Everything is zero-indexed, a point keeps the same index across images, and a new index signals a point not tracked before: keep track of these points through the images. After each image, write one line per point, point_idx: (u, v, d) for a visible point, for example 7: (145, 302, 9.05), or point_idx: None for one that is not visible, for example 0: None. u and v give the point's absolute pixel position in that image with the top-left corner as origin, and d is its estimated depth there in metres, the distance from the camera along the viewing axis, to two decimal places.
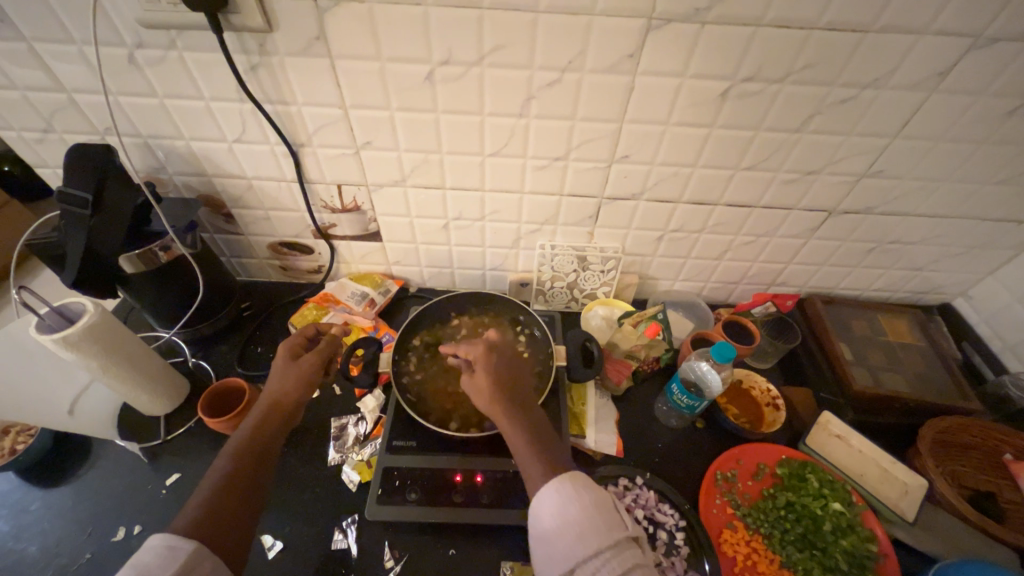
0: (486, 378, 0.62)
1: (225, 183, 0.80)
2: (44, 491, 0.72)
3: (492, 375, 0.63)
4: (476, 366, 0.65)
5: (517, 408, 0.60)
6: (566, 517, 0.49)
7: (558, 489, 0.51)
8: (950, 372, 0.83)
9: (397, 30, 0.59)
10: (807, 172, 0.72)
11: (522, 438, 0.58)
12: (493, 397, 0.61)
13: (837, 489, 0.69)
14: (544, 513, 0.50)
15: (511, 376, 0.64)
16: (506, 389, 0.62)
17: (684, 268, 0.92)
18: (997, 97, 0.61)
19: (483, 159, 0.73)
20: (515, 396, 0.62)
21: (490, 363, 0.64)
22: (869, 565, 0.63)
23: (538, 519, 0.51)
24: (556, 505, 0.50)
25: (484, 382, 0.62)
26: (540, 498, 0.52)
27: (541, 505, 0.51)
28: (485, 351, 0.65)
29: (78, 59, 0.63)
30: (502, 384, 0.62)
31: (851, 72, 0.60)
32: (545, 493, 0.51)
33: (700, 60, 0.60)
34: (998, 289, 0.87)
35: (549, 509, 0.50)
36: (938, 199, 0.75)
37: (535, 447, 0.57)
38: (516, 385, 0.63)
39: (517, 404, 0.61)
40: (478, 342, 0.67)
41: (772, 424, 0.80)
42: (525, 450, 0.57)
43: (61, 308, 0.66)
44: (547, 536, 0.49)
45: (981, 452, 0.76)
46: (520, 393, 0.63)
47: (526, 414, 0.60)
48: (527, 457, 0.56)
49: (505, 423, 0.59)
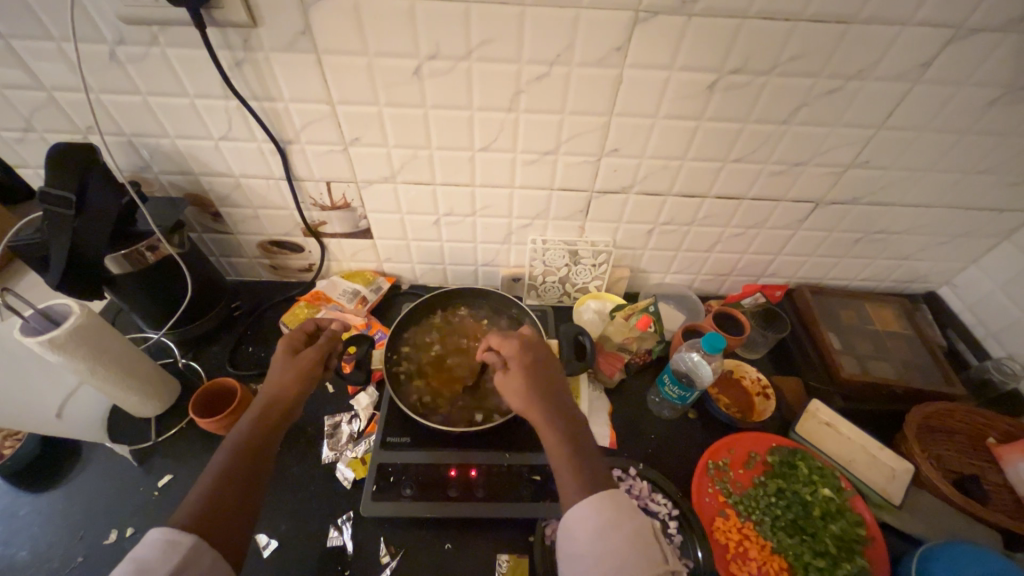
0: (520, 379, 0.63)
1: (212, 182, 0.79)
2: (33, 495, 0.71)
3: (528, 378, 0.62)
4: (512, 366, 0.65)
5: (551, 408, 0.60)
6: (604, 541, 0.48)
7: (600, 512, 0.50)
8: (935, 359, 0.84)
9: (384, 24, 0.58)
10: (794, 163, 0.73)
11: (555, 440, 0.58)
12: (527, 398, 0.61)
13: (826, 474, 0.71)
14: (581, 531, 0.50)
15: (545, 375, 0.64)
16: (540, 388, 0.62)
17: (675, 260, 0.93)
18: (978, 87, 0.62)
19: (472, 155, 0.73)
20: (550, 396, 0.62)
21: (524, 363, 0.64)
22: (857, 547, 0.64)
23: (573, 534, 0.50)
24: (597, 527, 0.50)
25: (517, 382, 0.63)
26: (572, 509, 0.52)
27: (576, 519, 0.51)
28: (520, 351, 0.65)
29: (57, 56, 0.62)
30: (536, 384, 0.62)
31: (836, 63, 0.60)
32: (584, 512, 0.51)
33: (688, 53, 0.60)
34: (981, 277, 0.89)
35: (588, 529, 0.50)
36: (922, 189, 0.76)
37: (569, 449, 0.57)
38: (552, 384, 0.63)
39: (551, 405, 0.61)
40: (513, 341, 0.67)
41: (762, 412, 0.81)
42: (557, 452, 0.57)
43: (47, 310, 0.65)
44: (580, 553, 0.49)
45: (965, 437, 0.78)
46: (556, 392, 0.62)
47: (560, 414, 0.60)
48: (560, 459, 0.57)
49: (538, 424, 0.60)
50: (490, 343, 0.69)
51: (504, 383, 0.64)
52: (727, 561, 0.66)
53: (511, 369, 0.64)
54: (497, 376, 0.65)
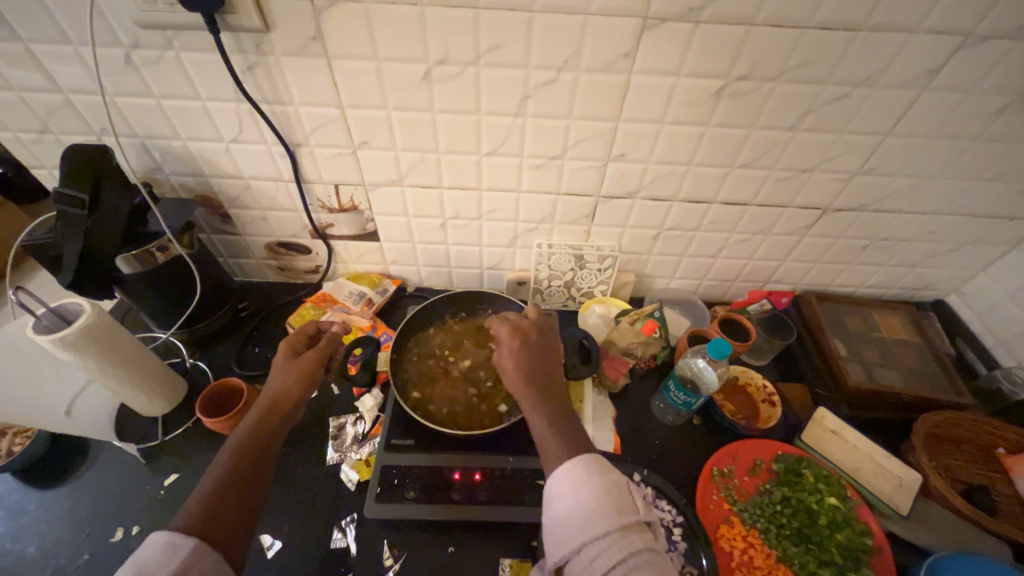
0: (510, 355, 0.64)
1: (222, 183, 0.80)
2: (41, 492, 0.72)
3: (517, 358, 0.63)
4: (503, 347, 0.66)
5: (537, 384, 0.61)
6: (577, 503, 0.48)
7: (570, 474, 0.50)
8: (944, 367, 0.83)
9: (394, 30, 0.59)
10: (801, 170, 0.73)
11: (538, 414, 0.58)
12: (514, 373, 0.62)
13: (833, 484, 0.70)
14: (556, 498, 0.50)
15: (536, 354, 0.65)
16: (528, 365, 0.63)
17: (680, 265, 0.92)
18: (987, 95, 0.62)
19: (480, 158, 0.74)
20: (538, 373, 0.62)
21: (515, 341, 0.65)
22: (864, 558, 0.63)
23: (551, 504, 0.50)
24: (568, 489, 0.49)
25: (507, 358, 0.64)
26: (550, 477, 0.52)
27: (552, 486, 0.51)
28: (512, 332, 0.66)
29: (74, 59, 0.63)
30: (524, 361, 0.63)
31: (844, 70, 0.60)
32: (556, 479, 0.51)
33: (694, 59, 0.60)
34: (990, 285, 0.88)
35: (561, 493, 0.49)
36: (930, 196, 0.76)
37: (552, 423, 0.57)
38: (541, 363, 0.64)
39: (538, 381, 0.62)
40: (508, 323, 0.68)
41: (768, 420, 0.80)
42: (540, 425, 0.57)
43: (58, 308, 0.65)
44: (558, 520, 0.49)
45: (974, 447, 0.77)
46: (544, 370, 0.63)
47: (546, 391, 0.61)
48: (541, 431, 0.57)
49: (523, 398, 0.60)
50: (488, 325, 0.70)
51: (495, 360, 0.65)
52: (732, 570, 0.66)
53: (501, 349, 0.65)
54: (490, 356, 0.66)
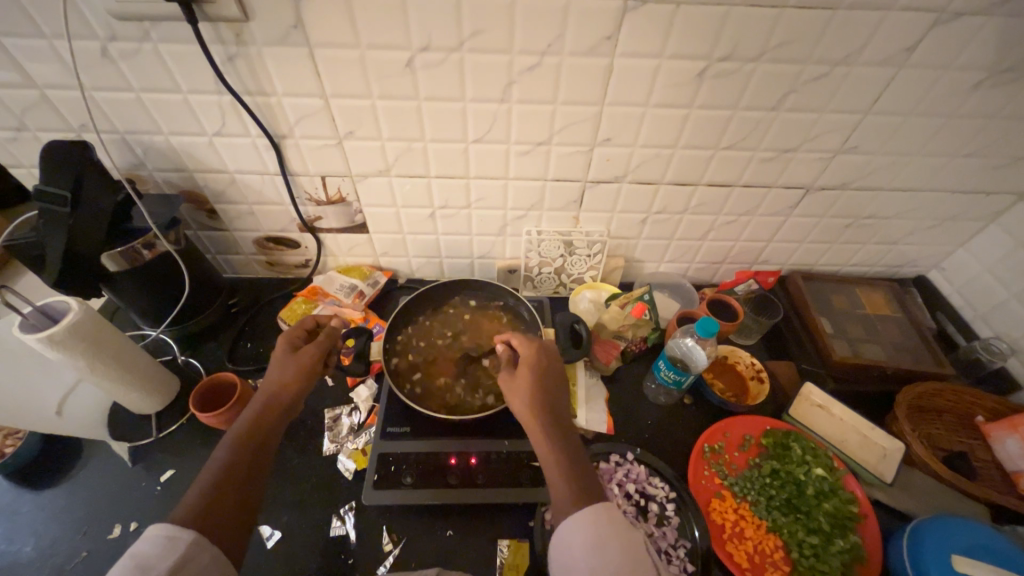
0: (528, 383, 0.63)
1: (207, 178, 0.79)
2: (35, 493, 0.71)
3: (535, 385, 0.63)
4: (522, 369, 0.65)
5: (553, 416, 0.61)
6: (600, 554, 0.48)
7: (596, 527, 0.49)
8: (925, 340, 0.86)
9: (376, 17, 0.59)
10: (782, 150, 0.74)
11: (551, 449, 0.58)
12: (530, 402, 0.61)
13: (819, 454, 0.72)
14: (575, 546, 0.49)
15: (551, 384, 0.64)
16: (544, 395, 0.62)
17: (669, 249, 0.94)
18: (961, 71, 0.63)
19: (466, 146, 0.74)
20: (553, 405, 0.62)
21: (533, 369, 0.65)
22: (849, 525, 0.65)
23: (569, 548, 0.49)
24: (591, 540, 0.49)
25: (523, 386, 0.63)
26: (565, 522, 0.51)
27: (569, 533, 0.50)
28: (535, 356, 0.66)
29: (50, 54, 0.62)
30: (541, 390, 0.63)
31: (823, 49, 0.61)
32: (576, 528, 0.50)
33: (677, 41, 0.61)
34: (968, 260, 0.90)
35: (582, 542, 0.49)
36: (910, 172, 0.77)
37: (566, 459, 0.57)
38: (556, 394, 0.64)
39: (553, 413, 0.61)
40: (532, 344, 0.68)
41: (756, 398, 0.82)
42: (552, 460, 0.57)
43: (45, 307, 0.65)
44: (575, 566, 0.48)
45: (953, 416, 0.80)
46: (558, 402, 0.63)
47: (560, 423, 0.60)
48: (552, 467, 0.56)
49: (536, 430, 0.60)
50: (509, 339, 0.71)
51: (508, 386, 0.64)
52: (722, 540, 0.68)
53: (521, 370, 0.65)
54: (505, 374, 0.66)
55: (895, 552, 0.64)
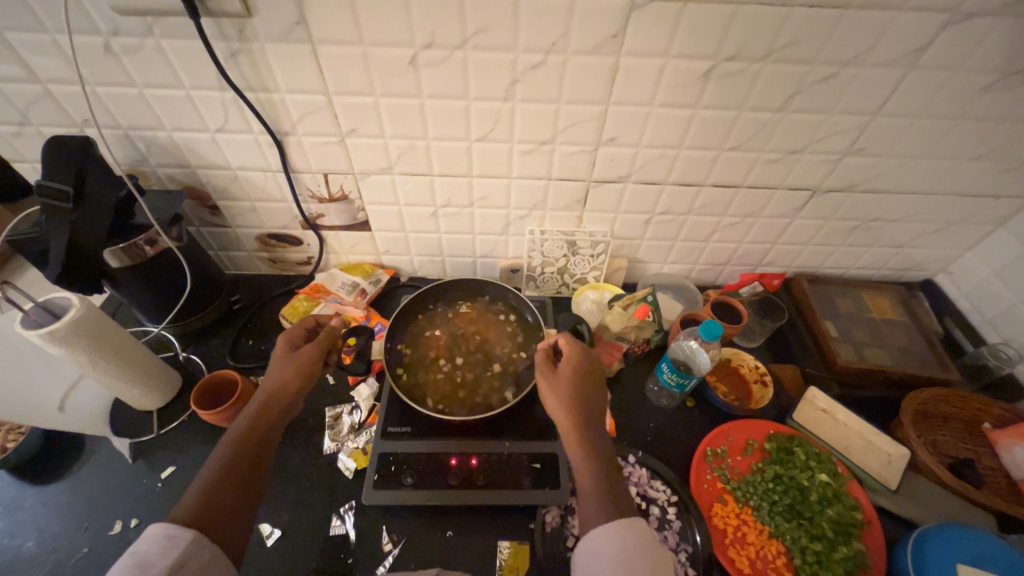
0: (568, 391, 0.62)
1: (210, 175, 0.79)
2: (37, 487, 0.71)
3: (575, 394, 0.62)
4: (564, 373, 0.64)
5: (590, 424, 0.60)
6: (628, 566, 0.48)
7: (625, 539, 0.50)
8: (931, 345, 0.85)
9: (379, 14, 0.58)
10: (789, 151, 0.73)
11: (586, 458, 0.57)
12: (569, 407, 0.60)
13: (823, 460, 0.72)
14: (602, 556, 0.49)
15: (588, 393, 0.63)
16: (582, 402, 0.61)
17: (672, 250, 0.93)
18: (973, 72, 0.62)
19: (470, 144, 0.73)
20: (589, 412, 0.61)
21: (573, 374, 0.63)
22: (853, 531, 0.65)
23: (594, 556, 0.49)
24: (620, 552, 0.49)
25: (562, 391, 0.62)
26: (594, 532, 0.51)
27: (598, 541, 0.50)
28: (578, 361, 0.65)
29: (53, 49, 0.62)
30: (578, 398, 0.62)
31: (833, 48, 0.60)
32: (606, 539, 0.50)
33: (682, 40, 0.60)
34: (977, 264, 0.89)
35: (609, 552, 0.49)
36: (919, 175, 0.76)
37: (600, 469, 0.56)
38: (591, 403, 0.62)
39: (588, 423, 0.60)
40: (577, 348, 0.66)
41: (759, 401, 0.81)
42: (585, 468, 0.56)
43: (47, 303, 0.65)
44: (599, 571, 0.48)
45: (960, 423, 0.79)
46: (594, 411, 0.62)
47: (596, 432, 0.60)
48: (585, 475, 0.56)
49: (571, 436, 0.59)
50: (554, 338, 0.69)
51: (546, 386, 0.63)
52: (724, 546, 0.67)
53: (562, 375, 0.63)
54: (547, 375, 0.64)
55: (900, 559, 0.64)
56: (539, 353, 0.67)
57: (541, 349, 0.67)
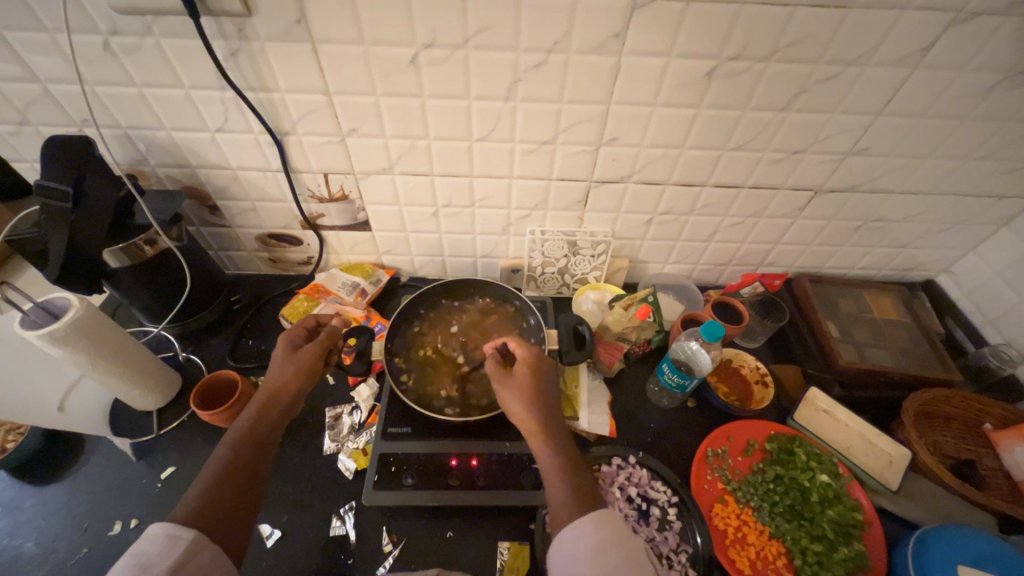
0: (523, 392, 0.62)
1: (210, 174, 0.79)
2: (37, 488, 0.71)
3: (531, 393, 0.62)
4: (515, 374, 0.65)
5: (550, 420, 0.60)
6: (599, 564, 0.47)
7: (593, 536, 0.48)
8: (933, 346, 0.85)
9: (381, 13, 0.58)
10: (792, 151, 0.73)
11: (550, 453, 0.57)
12: (526, 405, 0.61)
13: (824, 460, 0.71)
14: (580, 558, 0.47)
15: (545, 391, 0.63)
16: (540, 397, 0.62)
17: (673, 250, 0.93)
18: (978, 72, 0.62)
19: (471, 144, 0.73)
20: (547, 409, 0.61)
21: (526, 374, 0.64)
22: (854, 532, 0.65)
23: (569, 558, 0.48)
24: (593, 551, 0.48)
25: (518, 392, 0.62)
26: (567, 534, 0.49)
27: (569, 542, 0.49)
28: (530, 361, 0.65)
29: (52, 48, 0.62)
30: (534, 397, 0.62)
31: (837, 48, 0.60)
32: (581, 539, 0.48)
33: (685, 40, 0.60)
34: (980, 264, 0.89)
35: (586, 554, 0.48)
36: (922, 175, 0.76)
37: (564, 463, 0.56)
38: (549, 400, 0.62)
39: (548, 420, 0.60)
40: (527, 349, 0.67)
41: (761, 401, 0.81)
42: (551, 465, 0.56)
43: (46, 303, 0.65)
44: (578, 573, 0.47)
45: (960, 423, 0.79)
46: (552, 408, 0.62)
47: (557, 426, 0.60)
48: (550, 470, 0.56)
49: (534, 432, 0.59)
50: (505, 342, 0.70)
51: (501, 389, 0.63)
52: (725, 547, 0.67)
53: (515, 375, 0.64)
54: (500, 379, 0.65)
55: (901, 561, 0.63)
56: (489, 359, 0.67)
57: (491, 355, 0.68)
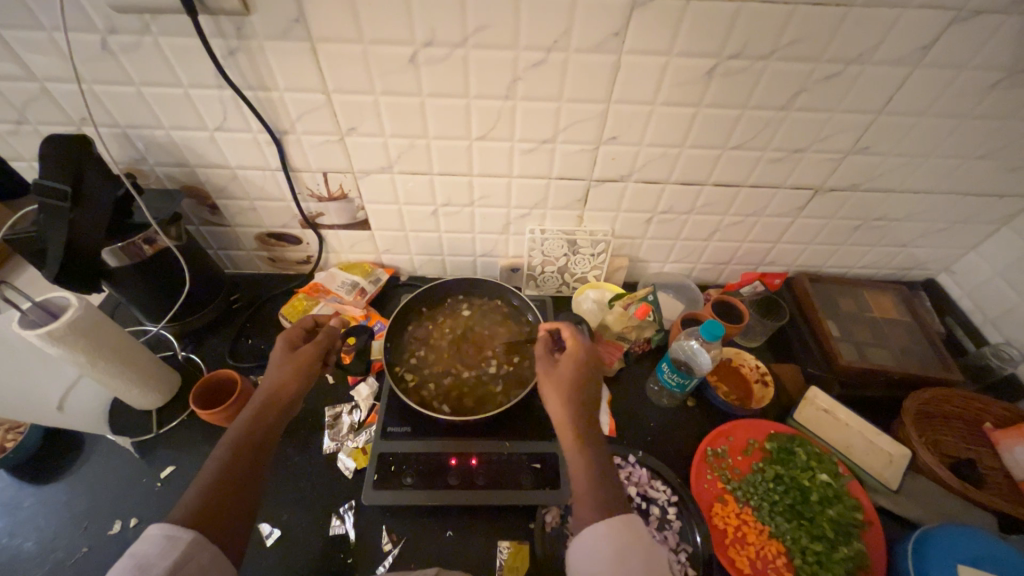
0: (563, 386, 0.62)
1: (209, 173, 0.79)
2: (36, 487, 0.71)
3: (572, 388, 0.62)
4: (561, 366, 0.64)
5: (586, 418, 0.59)
6: (620, 567, 0.47)
7: (613, 539, 0.49)
8: (933, 345, 0.85)
9: (379, 11, 0.57)
10: (793, 150, 0.73)
11: (583, 450, 0.57)
12: (564, 399, 0.61)
13: (823, 459, 0.71)
14: (599, 559, 0.48)
15: (586, 388, 0.62)
16: (579, 393, 0.61)
17: (673, 249, 0.92)
18: (980, 70, 0.62)
19: (470, 143, 0.73)
20: (586, 406, 0.61)
21: (571, 367, 0.63)
22: (854, 532, 0.65)
23: (589, 559, 0.49)
24: (612, 554, 0.48)
25: (559, 385, 0.62)
26: (588, 534, 0.50)
27: (591, 543, 0.50)
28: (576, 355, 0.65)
29: (50, 46, 0.61)
30: (574, 393, 0.61)
31: (837, 46, 0.60)
32: (601, 541, 0.49)
33: (685, 39, 0.59)
34: (980, 263, 0.89)
35: (604, 556, 0.48)
36: (923, 174, 0.75)
37: (593, 464, 0.56)
38: (588, 398, 0.62)
39: (584, 419, 0.60)
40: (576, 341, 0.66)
41: (761, 400, 0.81)
42: (581, 462, 0.56)
43: (45, 303, 0.64)
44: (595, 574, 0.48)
45: (961, 424, 0.78)
46: (589, 406, 0.61)
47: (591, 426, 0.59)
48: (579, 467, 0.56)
49: (567, 428, 0.59)
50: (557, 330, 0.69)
51: (543, 378, 0.64)
52: (725, 547, 0.67)
53: (561, 367, 0.64)
54: (546, 368, 0.65)
55: (901, 560, 0.63)
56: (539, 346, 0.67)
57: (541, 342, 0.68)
